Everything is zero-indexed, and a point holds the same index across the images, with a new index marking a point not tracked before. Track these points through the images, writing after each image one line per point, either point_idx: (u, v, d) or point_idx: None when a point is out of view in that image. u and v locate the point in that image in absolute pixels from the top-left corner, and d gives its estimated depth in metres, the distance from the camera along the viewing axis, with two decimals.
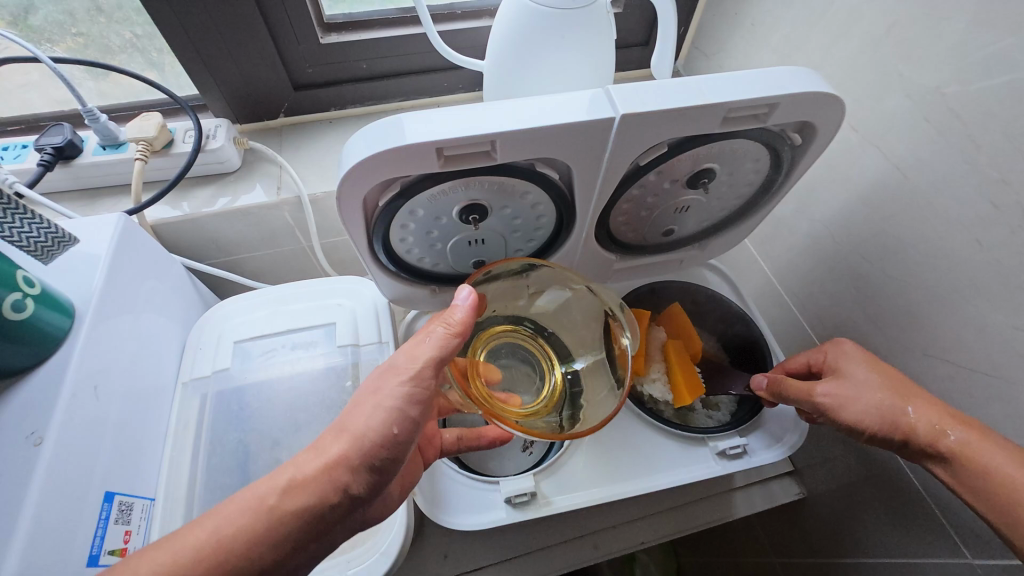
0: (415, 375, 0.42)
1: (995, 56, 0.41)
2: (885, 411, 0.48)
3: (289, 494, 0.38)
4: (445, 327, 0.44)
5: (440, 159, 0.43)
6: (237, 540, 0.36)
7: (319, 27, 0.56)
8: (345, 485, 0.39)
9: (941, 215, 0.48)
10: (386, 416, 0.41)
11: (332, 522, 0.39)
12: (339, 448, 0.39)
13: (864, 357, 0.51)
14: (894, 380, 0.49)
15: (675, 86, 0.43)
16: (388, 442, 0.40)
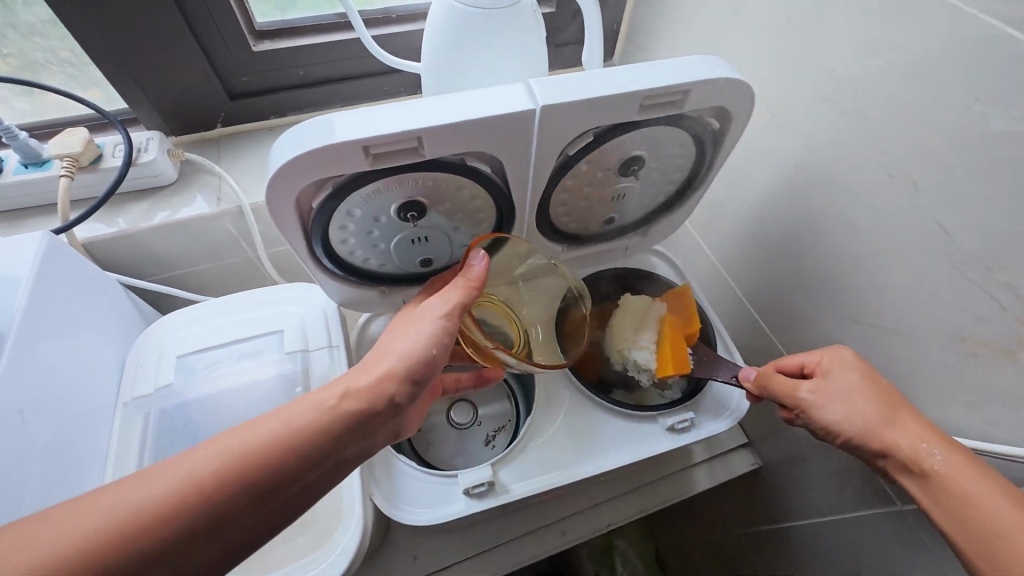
0: (454, 310, 0.45)
1: (902, 28, 0.41)
2: (864, 422, 0.44)
3: (350, 402, 0.38)
4: (468, 278, 0.45)
5: (368, 158, 0.40)
6: (314, 436, 0.36)
7: (252, 35, 0.65)
8: (394, 402, 0.41)
9: (868, 194, 0.48)
10: (433, 340, 0.43)
11: (359, 443, 0.38)
12: (391, 364, 0.41)
13: (855, 361, 0.47)
14: (884, 392, 0.45)
15: (589, 77, 0.43)
16: (430, 364, 0.43)
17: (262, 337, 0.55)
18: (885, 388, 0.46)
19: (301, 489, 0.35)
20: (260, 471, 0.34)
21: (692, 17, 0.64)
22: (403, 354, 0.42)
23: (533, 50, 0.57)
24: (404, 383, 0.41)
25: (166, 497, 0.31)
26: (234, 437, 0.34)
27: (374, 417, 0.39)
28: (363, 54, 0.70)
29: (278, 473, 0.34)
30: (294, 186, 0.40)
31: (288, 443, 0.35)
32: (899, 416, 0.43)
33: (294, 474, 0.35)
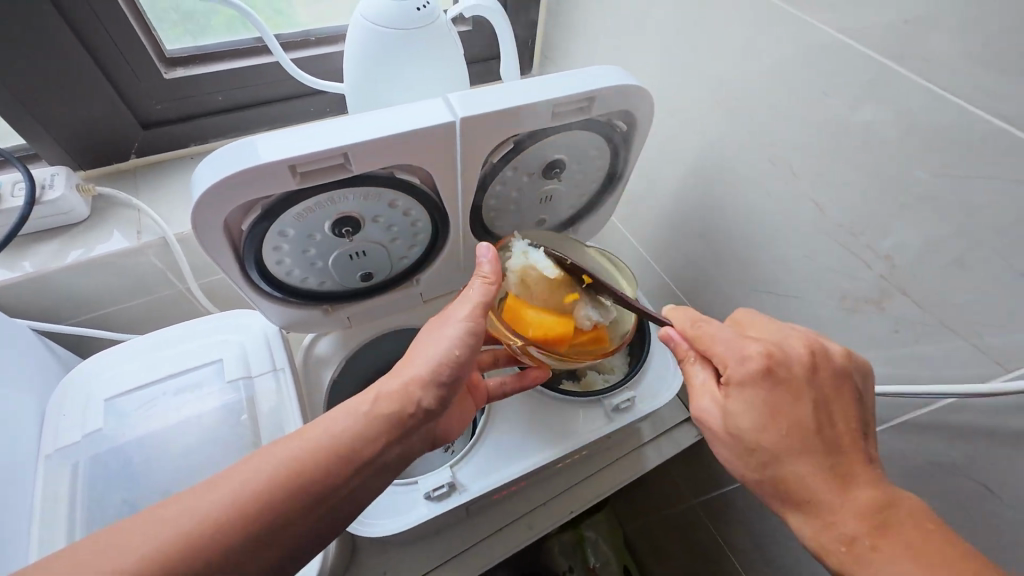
0: (476, 310, 0.48)
1: (765, 35, 0.48)
2: (742, 463, 0.43)
3: (381, 405, 0.43)
4: (485, 274, 0.49)
5: (296, 177, 0.41)
6: (351, 438, 0.41)
7: (162, 63, 0.64)
8: (420, 405, 0.45)
9: (758, 179, 0.55)
10: (456, 342, 0.46)
11: (392, 443, 0.43)
12: (418, 369, 0.46)
13: (755, 401, 0.42)
14: (795, 425, 0.41)
15: (503, 90, 0.46)
16: (455, 366, 0.46)
17: (200, 368, 0.54)
18: (801, 428, 0.41)
19: (343, 487, 0.40)
20: (306, 474, 0.38)
21: (597, 31, 0.71)
22: (428, 358, 0.46)
23: (453, 69, 0.61)
24: (430, 385, 0.45)
25: (228, 503, 0.35)
26: (280, 448, 0.39)
27: (404, 419, 0.44)
28: (284, 77, 0.70)
29: (319, 475, 0.39)
30: (221, 209, 0.40)
31: (327, 445, 0.40)
32: (796, 475, 0.41)
33: (336, 475, 0.40)
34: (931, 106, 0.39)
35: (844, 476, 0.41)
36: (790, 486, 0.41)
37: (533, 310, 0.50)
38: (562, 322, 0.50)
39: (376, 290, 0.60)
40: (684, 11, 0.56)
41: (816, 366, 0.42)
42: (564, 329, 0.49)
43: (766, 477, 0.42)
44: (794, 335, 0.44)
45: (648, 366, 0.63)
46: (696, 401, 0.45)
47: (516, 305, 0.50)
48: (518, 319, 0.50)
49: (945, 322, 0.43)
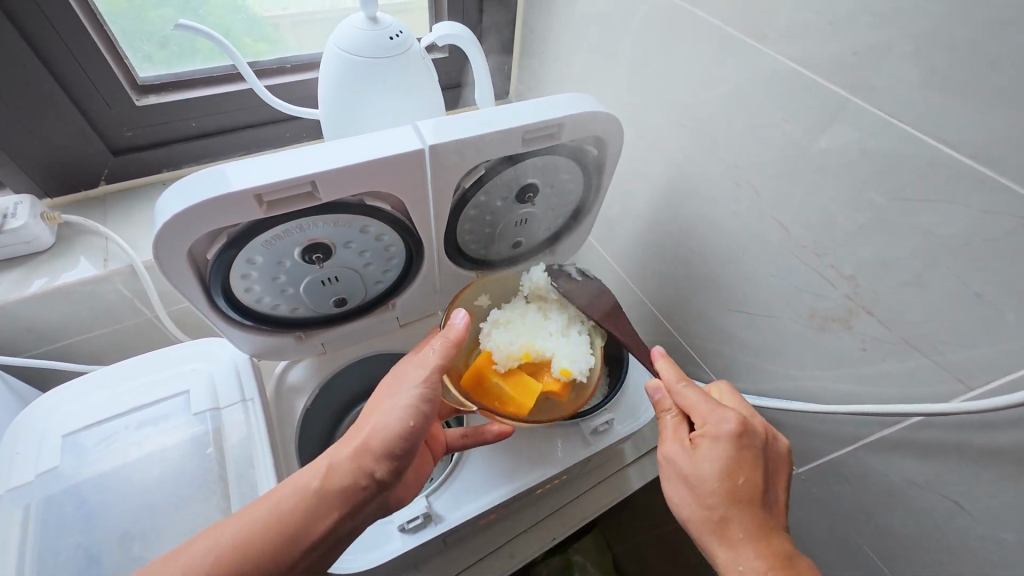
0: (430, 374, 0.48)
1: (725, 65, 0.50)
2: (697, 502, 0.45)
3: (331, 479, 0.43)
4: (445, 336, 0.50)
5: (262, 206, 0.40)
6: (298, 514, 0.41)
7: (134, 90, 0.63)
8: (373, 475, 0.44)
9: (725, 201, 0.56)
10: (409, 412, 0.46)
11: (345, 516, 0.43)
12: (370, 438, 0.45)
13: (722, 457, 0.45)
14: (744, 478, 0.44)
15: (470, 118, 0.47)
16: (409, 435, 0.46)
17: (166, 401, 0.52)
18: (746, 483, 0.44)
19: (292, 563, 0.41)
20: (252, 552, 0.39)
21: (569, 58, 0.73)
22: (377, 432, 0.45)
23: (428, 96, 0.62)
24: (382, 454, 0.45)
25: None
26: (225, 530, 0.40)
27: (355, 491, 0.44)
28: (258, 104, 0.70)
29: (266, 552, 0.40)
30: (186, 239, 0.40)
31: (275, 521, 0.41)
32: (736, 522, 0.43)
33: (284, 554, 0.40)
34: (882, 133, 0.41)
35: (772, 529, 0.44)
36: (723, 530, 0.43)
37: (498, 379, 0.55)
38: (520, 394, 0.54)
39: (350, 316, 0.60)
40: (648, 40, 0.58)
41: (768, 444, 0.47)
42: (521, 404, 0.54)
43: (708, 520, 0.44)
44: (761, 422, 0.48)
45: (626, 387, 0.62)
46: (672, 446, 0.47)
47: (483, 366, 0.56)
48: (482, 380, 0.56)
49: (908, 340, 0.44)
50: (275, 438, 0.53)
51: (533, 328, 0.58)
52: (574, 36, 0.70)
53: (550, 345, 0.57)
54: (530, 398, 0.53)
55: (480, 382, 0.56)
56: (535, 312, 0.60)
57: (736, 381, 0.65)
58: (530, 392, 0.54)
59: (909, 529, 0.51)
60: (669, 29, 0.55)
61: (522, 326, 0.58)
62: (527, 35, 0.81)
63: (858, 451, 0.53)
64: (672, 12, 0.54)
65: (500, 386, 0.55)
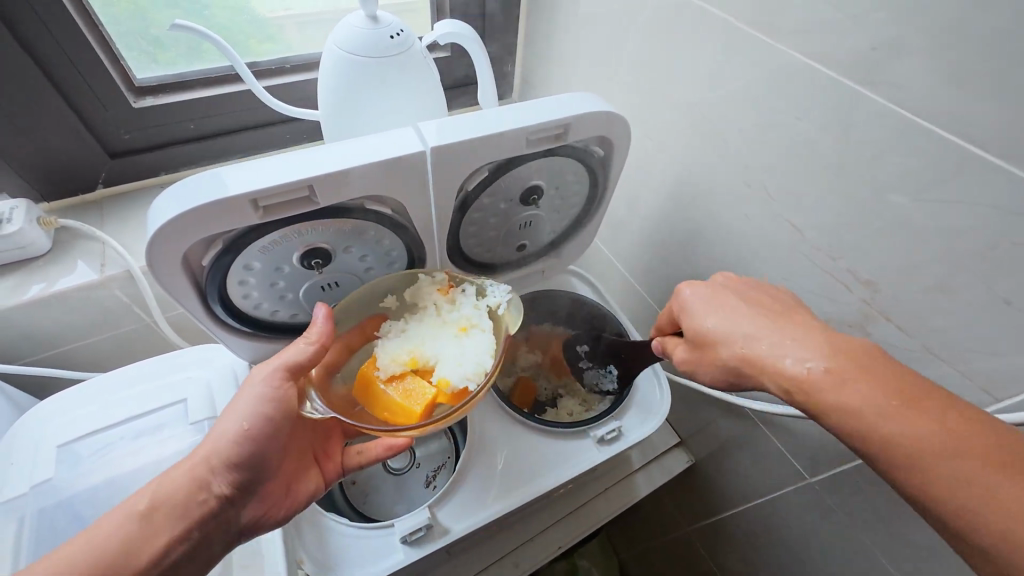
0: (275, 375, 0.44)
1: (734, 64, 0.49)
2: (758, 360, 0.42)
3: (156, 501, 0.39)
4: (306, 336, 0.45)
5: (258, 212, 0.39)
6: (128, 540, 0.37)
7: (131, 92, 0.62)
8: (211, 486, 0.41)
9: (734, 204, 0.55)
10: (245, 415, 0.43)
11: (182, 537, 0.39)
12: (207, 449, 0.42)
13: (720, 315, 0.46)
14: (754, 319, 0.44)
15: (474, 118, 0.45)
16: (244, 441, 0.43)
17: (160, 410, 0.50)
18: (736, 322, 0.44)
19: None
20: None
21: (573, 57, 0.71)
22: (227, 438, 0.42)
23: (430, 97, 0.60)
24: (216, 466, 0.42)
25: None
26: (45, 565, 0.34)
27: (189, 511, 0.40)
28: (257, 106, 0.69)
29: None
30: (180, 246, 0.38)
31: (97, 554, 0.36)
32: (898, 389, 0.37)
33: None
34: (903, 133, 0.39)
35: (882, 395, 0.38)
36: (850, 411, 0.37)
37: (382, 387, 0.47)
38: (404, 402, 0.45)
39: None
40: (655, 37, 0.56)
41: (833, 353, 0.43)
42: (405, 412, 0.45)
43: (811, 370, 0.39)
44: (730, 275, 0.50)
45: (634, 393, 0.62)
46: (690, 319, 0.48)
47: (367, 373, 0.48)
48: (368, 389, 0.48)
49: (930, 348, 0.43)
50: None
51: (427, 332, 0.50)
52: (578, 36, 0.69)
53: (439, 350, 0.49)
54: (412, 405, 0.45)
55: (367, 390, 0.48)
56: (429, 314, 0.52)
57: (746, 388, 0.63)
58: (415, 399, 0.45)
59: (930, 542, 0.50)
60: (678, 25, 0.53)
61: (416, 330, 0.51)
62: (531, 32, 0.79)
63: None
64: (680, 8, 0.52)
65: (388, 393, 0.46)
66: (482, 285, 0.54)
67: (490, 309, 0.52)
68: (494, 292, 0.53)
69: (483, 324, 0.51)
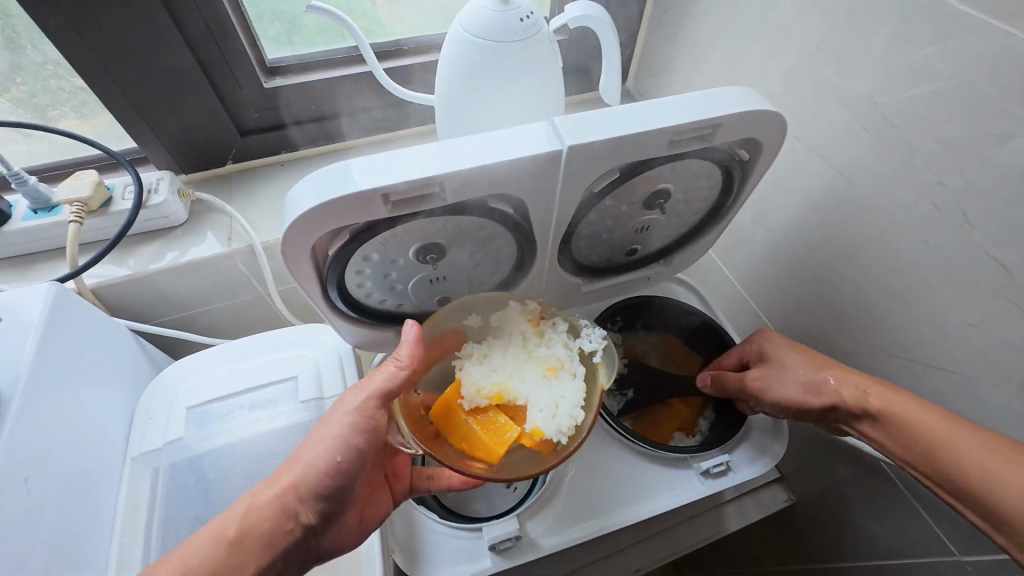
0: (364, 401, 0.44)
1: (938, 60, 0.40)
2: (825, 403, 0.48)
3: (245, 527, 0.40)
4: (396, 359, 0.44)
5: (387, 206, 0.38)
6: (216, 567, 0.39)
7: (263, 72, 0.65)
8: (297, 516, 0.42)
9: (906, 226, 0.46)
10: (333, 446, 0.43)
11: (268, 565, 0.41)
12: (294, 477, 0.42)
13: (785, 350, 0.52)
14: (826, 366, 0.49)
15: (616, 113, 0.41)
16: (332, 473, 0.43)
17: (277, 384, 0.53)
18: (806, 360, 0.50)
19: None
20: None
21: (707, 44, 0.64)
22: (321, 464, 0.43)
23: (550, 85, 0.56)
24: (301, 495, 0.42)
25: None
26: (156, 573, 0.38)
27: (277, 539, 0.41)
28: (373, 89, 0.69)
29: None
30: (312, 235, 0.38)
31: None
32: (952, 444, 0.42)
33: None
34: None
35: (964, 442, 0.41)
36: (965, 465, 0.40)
37: (466, 417, 0.42)
38: (490, 438, 0.41)
39: None
40: (826, 24, 0.48)
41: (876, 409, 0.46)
42: (490, 450, 0.41)
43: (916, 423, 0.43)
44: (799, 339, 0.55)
45: (745, 425, 0.56)
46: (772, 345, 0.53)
47: (450, 400, 0.43)
48: (447, 417, 0.43)
49: None
50: None
51: (514, 364, 0.46)
52: (717, 21, 0.61)
53: (528, 388, 0.45)
54: (501, 443, 0.41)
55: (446, 417, 0.43)
56: (517, 344, 0.48)
57: None
58: (504, 437, 0.41)
59: None
60: (861, 11, 0.45)
61: (502, 359, 0.47)
62: (658, 11, 0.71)
63: None
64: None
65: (471, 424, 0.42)
66: (576, 323, 0.50)
67: (583, 352, 0.49)
68: (590, 336, 0.49)
69: (577, 369, 0.47)
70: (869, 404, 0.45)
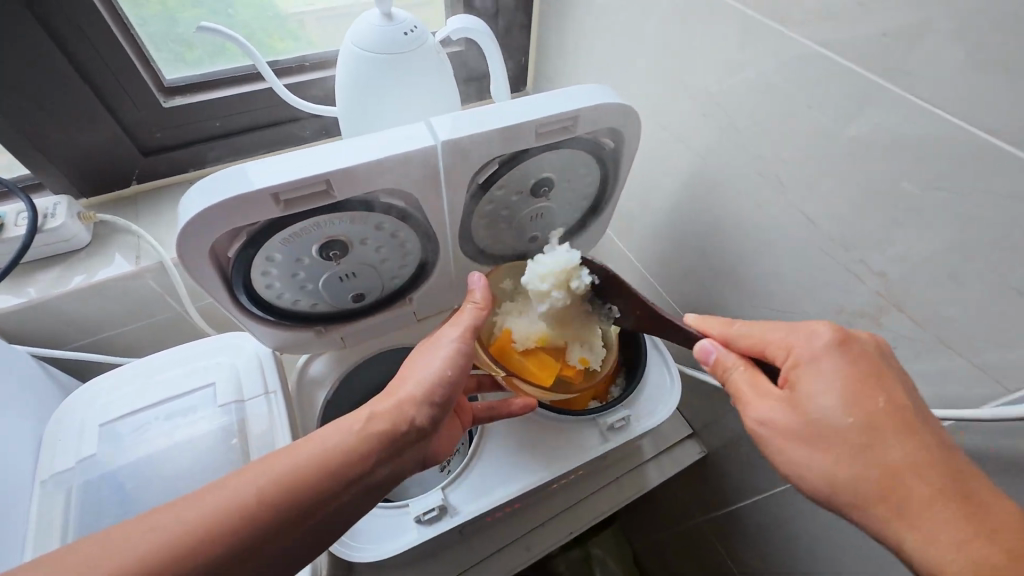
0: (464, 331, 0.50)
1: (743, 55, 0.49)
2: (828, 474, 0.39)
3: (374, 421, 0.43)
4: (474, 301, 0.52)
5: (279, 205, 0.41)
6: (350, 452, 0.40)
7: (161, 92, 0.66)
8: (415, 420, 0.45)
9: (745, 194, 0.55)
10: (450, 361, 0.48)
11: (388, 460, 0.43)
12: (411, 388, 0.46)
13: (836, 375, 0.40)
14: (894, 420, 0.38)
15: (487, 112, 0.46)
16: (446, 383, 0.48)
17: (195, 390, 0.54)
18: (877, 412, 0.38)
19: (339, 496, 0.39)
20: (306, 481, 0.38)
21: (585, 50, 0.71)
22: (436, 374, 0.47)
23: (444, 93, 0.61)
24: (422, 400, 0.46)
25: (222, 510, 0.34)
26: (284, 455, 0.38)
27: (399, 435, 0.43)
28: (279, 103, 0.72)
29: (318, 484, 0.38)
30: (208, 237, 0.41)
31: (328, 456, 0.39)
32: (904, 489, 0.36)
33: (332, 490, 0.38)
34: (922, 121, 0.38)
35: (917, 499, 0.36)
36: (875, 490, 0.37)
37: (520, 355, 0.55)
38: (543, 373, 0.54)
39: (369, 310, 0.61)
40: (667, 28, 0.56)
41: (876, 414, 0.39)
42: (543, 380, 0.54)
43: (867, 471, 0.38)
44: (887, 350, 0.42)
45: (643, 383, 0.62)
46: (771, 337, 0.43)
47: (506, 342, 0.55)
48: (503, 356, 0.55)
49: (944, 338, 0.42)
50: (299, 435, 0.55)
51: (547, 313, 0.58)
52: (590, 29, 0.69)
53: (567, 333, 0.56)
54: (550, 374, 0.54)
55: (503, 356, 0.55)
56: None
57: None
58: (553, 371, 0.54)
59: None
60: (688, 17, 0.53)
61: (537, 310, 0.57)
62: (544, 25, 0.79)
63: None
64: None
65: (523, 361, 0.55)
66: None
67: None
68: None
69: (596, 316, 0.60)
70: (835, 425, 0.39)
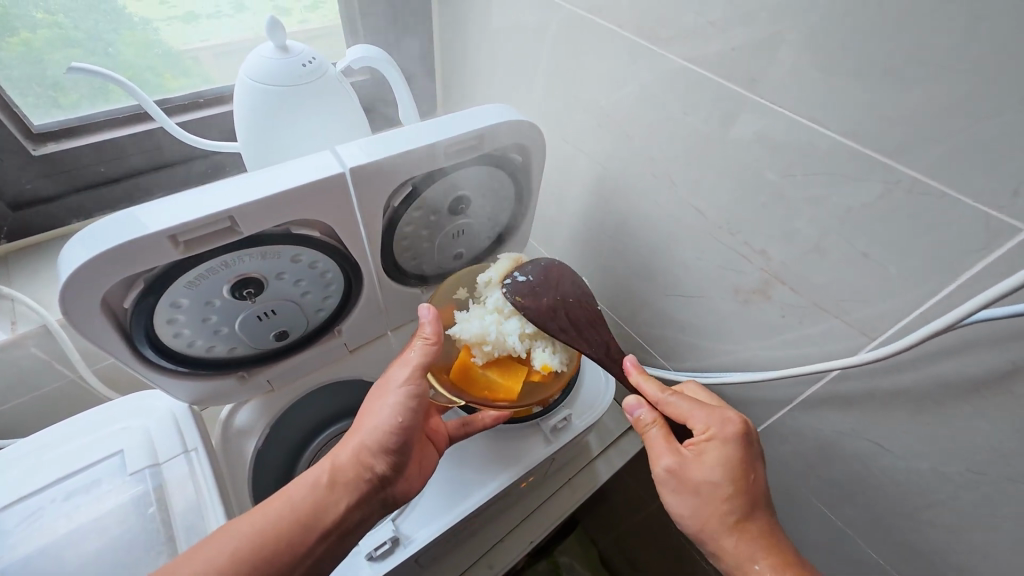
0: (412, 373, 0.51)
1: (624, 70, 0.54)
2: (701, 519, 0.48)
3: (337, 473, 0.47)
4: (425, 337, 0.52)
5: (179, 247, 0.39)
6: (311, 507, 0.46)
7: (30, 139, 0.60)
8: (373, 469, 0.48)
9: (644, 194, 0.60)
10: (398, 407, 0.49)
11: (353, 505, 0.47)
12: (365, 437, 0.49)
13: (732, 457, 0.48)
14: (751, 494, 0.48)
15: (391, 137, 0.48)
16: (399, 430, 0.49)
17: (98, 463, 0.49)
18: (759, 490, 0.48)
19: (309, 548, 0.44)
20: (270, 543, 0.43)
21: (486, 73, 0.75)
22: (386, 423, 0.49)
23: (352, 120, 0.61)
24: (377, 449, 0.49)
25: None
26: (248, 524, 0.43)
27: (359, 484, 0.48)
28: (173, 143, 0.68)
29: (281, 543, 0.43)
30: (97, 289, 0.38)
31: (290, 516, 0.45)
32: (752, 521, 0.47)
33: (296, 548, 0.44)
34: (773, 119, 0.44)
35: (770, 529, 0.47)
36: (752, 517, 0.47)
37: (482, 369, 0.55)
38: (507, 381, 0.55)
39: (294, 347, 0.58)
40: (557, 49, 0.61)
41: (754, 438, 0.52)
42: (509, 390, 0.55)
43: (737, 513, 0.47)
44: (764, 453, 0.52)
45: (581, 380, 0.64)
46: (687, 403, 0.51)
47: (466, 359, 0.55)
48: (466, 374, 0.56)
49: (820, 304, 0.48)
50: (226, 492, 0.51)
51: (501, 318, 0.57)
52: (488, 53, 0.73)
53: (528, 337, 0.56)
54: (515, 383, 0.55)
55: (464, 374, 0.56)
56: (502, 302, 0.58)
57: (684, 361, 0.68)
58: (517, 378, 0.55)
59: (849, 477, 0.55)
60: (573, 38, 0.58)
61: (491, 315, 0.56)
62: (447, 51, 0.82)
63: (795, 412, 0.57)
64: (573, 23, 0.57)
65: (486, 374, 0.55)
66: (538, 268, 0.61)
67: None
68: None
69: None
70: (748, 478, 0.48)
